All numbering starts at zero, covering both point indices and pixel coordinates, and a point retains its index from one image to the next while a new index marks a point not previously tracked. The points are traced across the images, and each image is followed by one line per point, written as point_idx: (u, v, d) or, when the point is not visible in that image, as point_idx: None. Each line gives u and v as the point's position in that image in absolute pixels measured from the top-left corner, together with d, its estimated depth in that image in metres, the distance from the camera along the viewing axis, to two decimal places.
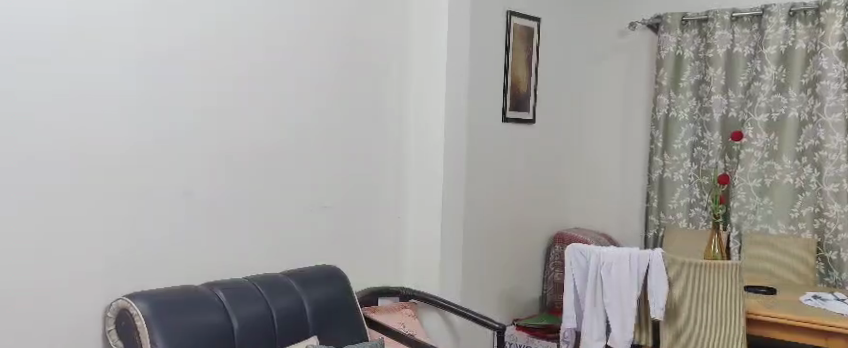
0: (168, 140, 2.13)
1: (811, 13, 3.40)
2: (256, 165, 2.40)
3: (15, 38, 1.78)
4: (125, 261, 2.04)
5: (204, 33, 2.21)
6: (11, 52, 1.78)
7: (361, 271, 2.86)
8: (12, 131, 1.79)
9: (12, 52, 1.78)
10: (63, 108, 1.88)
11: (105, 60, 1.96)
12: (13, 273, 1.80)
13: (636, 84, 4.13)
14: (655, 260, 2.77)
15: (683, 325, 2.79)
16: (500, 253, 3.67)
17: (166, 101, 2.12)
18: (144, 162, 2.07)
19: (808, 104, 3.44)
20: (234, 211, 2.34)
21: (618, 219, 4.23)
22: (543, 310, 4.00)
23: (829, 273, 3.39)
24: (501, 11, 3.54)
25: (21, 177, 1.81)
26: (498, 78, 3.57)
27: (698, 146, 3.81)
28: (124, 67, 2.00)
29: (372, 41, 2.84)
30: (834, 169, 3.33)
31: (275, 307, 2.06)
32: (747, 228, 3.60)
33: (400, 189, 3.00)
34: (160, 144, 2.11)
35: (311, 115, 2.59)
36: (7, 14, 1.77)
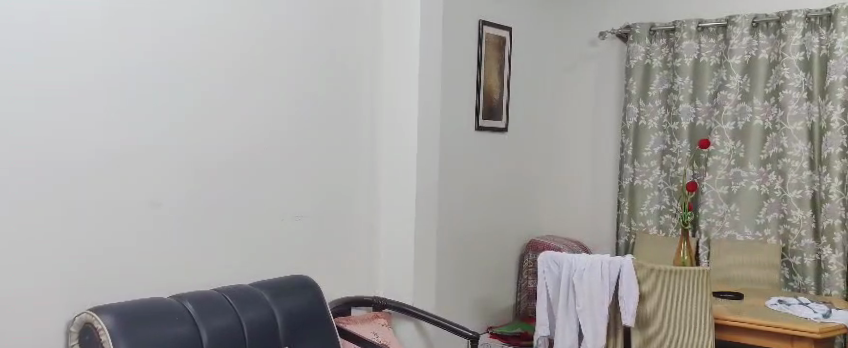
0: (150, 144, 2.13)
1: (773, 24, 3.49)
2: (232, 172, 2.39)
3: (15, 37, 1.79)
4: (120, 260, 2.05)
5: (187, 38, 2.22)
6: (11, 51, 1.79)
7: (336, 279, 2.85)
8: (11, 131, 1.79)
9: (11, 50, 1.79)
10: (63, 107, 1.90)
11: (104, 59, 1.99)
12: (13, 273, 1.80)
13: (606, 94, 4.19)
14: (626, 268, 2.79)
15: (654, 332, 2.81)
16: (474, 262, 3.68)
17: (148, 105, 2.12)
18: (130, 166, 2.07)
19: (772, 113, 3.51)
20: (211, 218, 2.33)
21: (590, 226, 4.27)
22: (517, 316, 4.03)
23: (794, 278, 3.45)
24: (473, 20, 3.59)
25: (21, 178, 1.82)
26: (471, 86, 3.61)
27: (667, 154, 3.86)
28: (111, 69, 2.01)
29: (346, 49, 2.85)
30: (797, 175, 3.40)
31: (246, 319, 2.04)
32: (715, 234, 3.67)
33: (374, 196, 3.01)
34: (144, 148, 2.11)
35: (310, 114, 2.70)
36: (7, 14, 1.78)
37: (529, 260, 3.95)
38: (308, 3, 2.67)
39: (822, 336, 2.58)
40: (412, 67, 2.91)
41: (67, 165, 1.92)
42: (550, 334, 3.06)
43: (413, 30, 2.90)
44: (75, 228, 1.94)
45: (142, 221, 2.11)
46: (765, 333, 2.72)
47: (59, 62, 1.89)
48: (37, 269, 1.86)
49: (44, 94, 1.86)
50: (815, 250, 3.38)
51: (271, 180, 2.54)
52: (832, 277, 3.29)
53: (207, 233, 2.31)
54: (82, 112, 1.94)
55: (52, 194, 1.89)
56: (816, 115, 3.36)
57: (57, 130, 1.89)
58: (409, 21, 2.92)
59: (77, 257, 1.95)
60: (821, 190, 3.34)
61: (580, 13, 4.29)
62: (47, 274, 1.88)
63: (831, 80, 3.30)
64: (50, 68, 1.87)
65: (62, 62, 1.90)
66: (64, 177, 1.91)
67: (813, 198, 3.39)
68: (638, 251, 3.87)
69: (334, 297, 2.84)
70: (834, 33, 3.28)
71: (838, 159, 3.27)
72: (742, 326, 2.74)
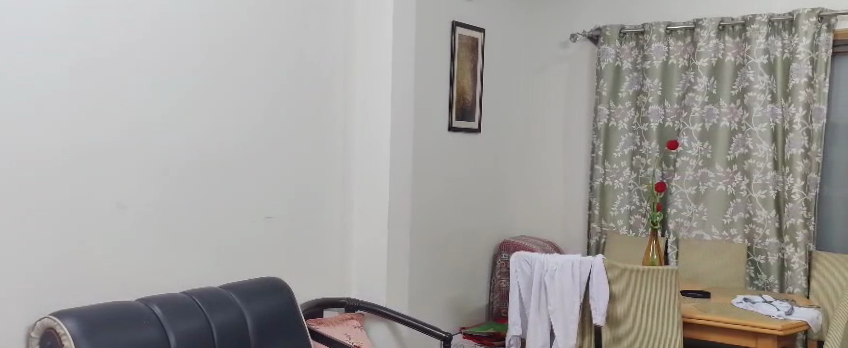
0: (119, 146, 2.09)
1: (738, 27, 3.57)
2: (200, 173, 2.36)
3: (12, 37, 1.82)
4: (103, 260, 2.06)
5: (157, 37, 2.19)
6: (11, 51, 1.82)
7: (307, 281, 2.83)
8: (12, 130, 1.82)
9: (11, 50, 1.82)
10: (62, 107, 1.94)
11: (92, 59, 2.01)
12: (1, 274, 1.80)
13: (577, 95, 4.24)
14: (596, 267, 2.82)
15: (624, 331, 2.85)
16: (447, 263, 3.69)
17: (117, 107, 2.08)
18: (111, 167, 2.07)
19: (737, 114, 3.59)
20: (178, 220, 2.29)
21: (562, 226, 4.31)
22: (491, 315, 4.06)
23: (758, 276, 3.53)
24: (446, 21, 3.60)
25: (12, 178, 1.83)
26: (444, 87, 3.62)
27: (637, 154, 3.92)
28: (99, 69, 2.03)
29: (318, 49, 2.84)
30: (761, 176, 3.48)
31: (215, 322, 2.02)
32: (683, 234, 3.73)
33: (346, 197, 3.00)
34: (113, 151, 2.07)
35: (294, 113, 2.74)
36: (7, 14, 1.81)
37: (502, 260, 3.98)
38: (280, 2, 2.65)
39: (784, 333, 2.64)
40: (384, 67, 2.91)
41: (34, 166, 1.88)
42: (522, 333, 3.09)
43: (386, 30, 2.90)
44: (61, 228, 1.95)
45: (123, 221, 2.11)
46: (730, 330, 2.77)
47: (59, 62, 1.93)
48: (4, 272, 1.81)
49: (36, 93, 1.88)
50: (778, 249, 3.46)
51: (253, 179, 2.56)
52: (794, 275, 3.37)
53: (173, 236, 2.27)
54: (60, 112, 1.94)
55: (38, 194, 1.89)
56: (780, 117, 3.44)
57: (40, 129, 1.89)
58: (381, 22, 2.92)
59: (63, 257, 1.95)
60: (784, 190, 3.42)
61: (552, 15, 4.32)
62: (37, 274, 1.89)
63: (793, 83, 3.37)
64: (50, 68, 1.91)
65: (53, 62, 1.92)
66: (34, 180, 1.88)
67: (777, 197, 3.46)
68: (608, 251, 3.92)
69: (306, 299, 2.82)
70: (796, 37, 3.36)
71: (800, 159, 3.35)
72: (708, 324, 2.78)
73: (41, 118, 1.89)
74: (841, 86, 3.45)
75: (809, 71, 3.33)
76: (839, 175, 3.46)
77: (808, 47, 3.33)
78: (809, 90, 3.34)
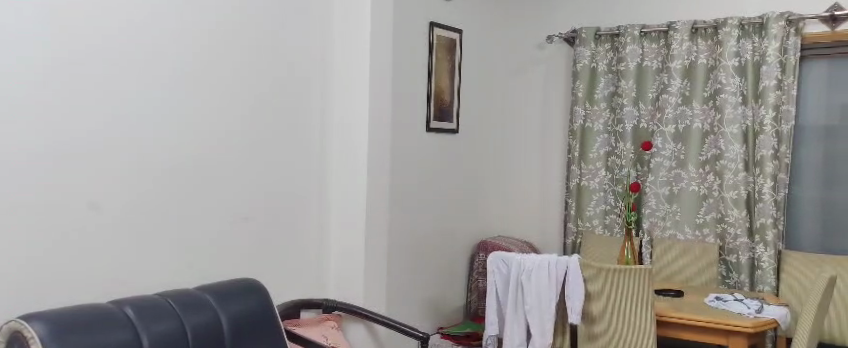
0: (92, 146, 2.06)
1: (710, 30, 3.63)
2: (175, 173, 2.33)
3: (13, 37, 1.87)
4: (75, 261, 2.03)
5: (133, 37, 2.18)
6: (11, 51, 1.86)
7: (284, 282, 2.81)
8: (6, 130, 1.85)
9: (9, 50, 1.86)
10: (57, 107, 1.97)
11: (75, 59, 2.01)
12: None
13: (554, 97, 4.28)
14: (572, 267, 2.86)
15: (600, 330, 2.87)
16: (424, 264, 3.69)
17: (90, 106, 2.05)
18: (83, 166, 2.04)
19: (710, 116, 3.65)
20: (153, 220, 2.26)
21: (539, 227, 4.34)
22: (468, 316, 4.08)
23: (730, 275, 3.59)
24: (424, 22, 3.61)
25: None
26: (422, 87, 3.62)
27: (612, 155, 3.97)
28: (80, 68, 2.02)
29: (296, 49, 2.83)
30: (733, 176, 3.54)
31: (189, 324, 2.00)
32: (657, 234, 3.79)
33: (324, 198, 2.99)
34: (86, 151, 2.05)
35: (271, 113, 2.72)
36: (7, 14, 1.86)
37: (479, 260, 4.00)
38: (257, 2, 2.63)
39: (755, 330, 2.69)
40: (362, 68, 2.91)
41: (19, 165, 1.88)
42: (499, 333, 3.12)
43: (364, 31, 2.90)
44: (32, 228, 1.92)
45: (96, 221, 2.08)
46: (702, 329, 2.81)
47: (56, 63, 1.96)
48: None
49: (23, 94, 1.89)
50: (749, 248, 3.53)
51: (229, 179, 2.54)
52: (764, 274, 3.44)
53: (147, 237, 2.24)
54: (41, 113, 1.93)
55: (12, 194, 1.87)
56: (751, 119, 3.51)
57: (22, 129, 1.89)
58: (359, 23, 2.92)
59: (35, 258, 1.93)
60: (754, 190, 3.49)
61: (530, 16, 4.35)
62: (9, 274, 1.86)
63: (763, 86, 3.45)
64: (47, 68, 1.94)
65: (50, 63, 1.95)
66: (8, 179, 1.86)
67: (747, 198, 3.53)
68: (584, 251, 3.96)
69: (283, 300, 2.80)
70: (766, 40, 3.43)
71: (770, 160, 3.42)
72: (681, 322, 2.83)
73: (27, 118, 1.90)
74: (809, 89, 3.52)
75: (778, 74, 3.40)
76: (807, 176, 3.54)
77: (777, 50, 3.40)
78: (778, 92, 3.41)
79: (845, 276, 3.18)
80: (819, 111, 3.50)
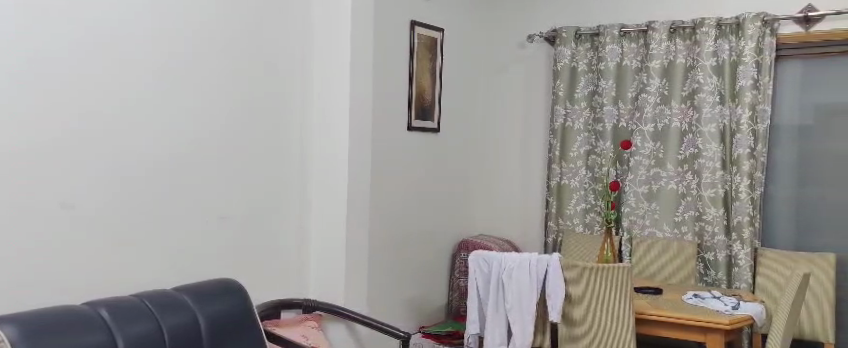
0: (67, 145, 2.04)
1: (688, 30, 3.67)
2: (151, 172, 2.30)
3: (12, 37, 1.89)
4: (51, 261, 2.00)
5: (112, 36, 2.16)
6: (10, 51, 1.89)
7: (264, 282, 2.79)
8: (9, 131, 1.89)
9: (9, 50, 1.89)
10: (52, 105, 1.99)
11: (69, 58, 2.03)
12: None
13: (535, 97, 4.29)
14: (553, 265, 2.87)
15: (580, 328, 2.88)
16: (406, 263, 3.69)
17: (68, 106, 2.04)
18: (57, 165, 2.01)
19: (688, 116, 3.68)
20: (129, 221, 2.23)
21: (521, 226, 4.35)
22: (449, 315, 4.08)
23: (708, 273, 3.63)
24: (405, 21, 3.60)
25: None
26: (402, 86, 3.62)
27: (592, 154, 3.99)
28: (69, 68, 2.04)
29: (275, 48, 2.81)
30: (711, 175, 3.58)
31: (166, 325, 1.98)
32: (636, 232, 3.82)
33: (304, 197, 2.97)
34: (62, 150, 2.02)
35: (250, 112, 2.69)
36: (7, 14, 1.88)
37: (460, 259, 4.01)
38: (236, 1, 2.61)
39: (732, 327, 2.72)
40: (342, 67, 2.90)
41: (18, 167, 1.92)
42: (480, 332, 3.13)
43: (344, 29, 2.89)
44: (8, 227, 1.90)
45: (71, 220, 2.06)
46: (681, 326, 2.84)
47: (51, 63, 1.99)
48: None
49: (22, 94, 1.92)
50: (727, 246, 3.57)
51: (207, 179, 2.51)
52: (741, 271, 3.48)
53: (123, 238, 2.21)
54: (35, 113, 1.95)
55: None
56: (728, 118, 3.55)
57: (16, 128, 1.91)
58: (339, 21, 2.90)
59: (11, 258, 1.90)
60: (731, 189, 3.53)
61: (510, 16, 4.35)
62: None
63: (740, 85, 3.49)
64: (45, 68, 1.97)
65: (46, 63, 1.98)
66: (7, 179, 1.89)
67: (725, 196, 3.57)
68: (565, 249, 3.98)
69: (262, 300, 2.78)
70: (742, 40, 3.47)
71: (746, 159, 3.47)
72: (659, 320, 2.84)
73: (26, 117, 1.93)
74: (783, 89, 3.57)
75: (755, 74, 3.44)
76: (783, 175, 3.59)
77: (754, 51, 3.44)
78: (754, 92, 3.45)
79: (818, 272, 3.24)
80: (793, 111, 3.55)
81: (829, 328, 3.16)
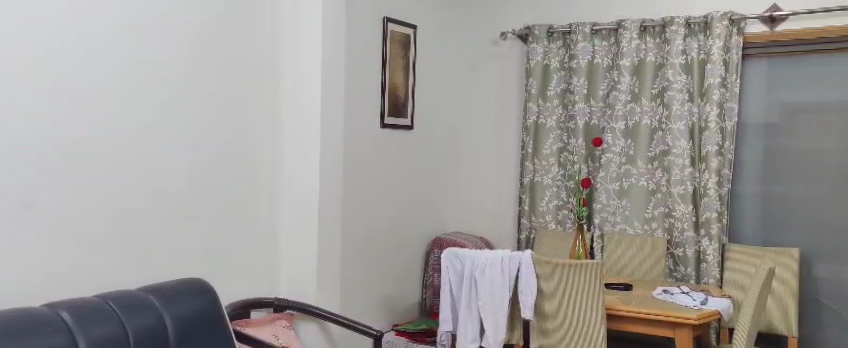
0: (28, 143, 1.99)
1: (658, 29, 3.70)
2: (115, 170, 2.25)
3: (14, 38, 1.95)
4: (14, 259, 1.96)
5: (84, 35, 2.14)
6: (12, 51, 1.94)
7: (233, 281, 2.75)
8: (10, 132, 1.94)
9: (11, 50, 1.94)
10: (45, 104, 2.03)
11: (62, 58, 2.07)
12: None
13: (507, 94, 4.30)
14: (525, 262, 2.89)
15: (551, 324, 2.90)
16: (378, 261, 3.67)
17: (44, 104, 2.03)
18: (21, 162, 1.97)
19: (658, 113, 3.72)
20: (92, 220, 2.18)
21: (493, 223, 4.35)
22: (422, 313, 4.07)
23: (677, 268, 3.68)
24: (377, 18, 3.58)
25: None
26: (375, 84, 3.60)
27: (564, 151, 4.01)
28: (61, 68, 2.07)
29: (244, 44, 2.77)
30: (680, 172, 3.62)
31: (131, 326, 1.94)
32: (608, 229, 3.86)
33: (274, 195, 2.94)
34: (29, 147, 1.99)
35: (217, 108, 2.65)
36: (7, 16, 1.93)
37: (434, 257, 4.00)
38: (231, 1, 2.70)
39: (700, 322, 2.75)
40: (312, 63, 2.87)
41: (13, 167, 1.95)
42: (453, 329, 3.13)
43: (315, 26, 2.85)
44: None
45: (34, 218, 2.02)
46: (650, 322, 2.86)
47: (47, 63, 2.03)
48: None
49: (23, 93, 1.97)
50: (696, 242, 3.61)
51: (174, 177, 2.46)
52: (709, 267, 3.54)
53: (85, 237, 2.16)
54: (34, 113, 2.00)
55: None
56: (697, 116, 3.59)
57: (17, 130, 1.96)
58: (310, 17, 2.87)
59: None
60: (700, 185, 3.58)
61: (483, 13, 4.36)
62: None
63: (709, 83, 3.54)
64: (44, 68, 2.03)
65: (43, 62, 2.02)
66: (6, 177, 1.94)
67: (693, 192, 3.62)
68: (538, 246, 4.00)
69: (232, 300, 2.74)
70: (710, 39, 3.52)
71: (714, 156, 3.52)
72: (629, 316, 2.87)
73: (26, 116, 1.98)
74: (750, 88, 3.63)
75: (722, 72, 3.50)
76: (749, 172, 3.66)
77: (721, 49, 3.50)
78: (722, 90, 3.50)
79: (783, 266, 3.30)
80: (760, 110, 3.61)
81: (794, 322, 3.21)
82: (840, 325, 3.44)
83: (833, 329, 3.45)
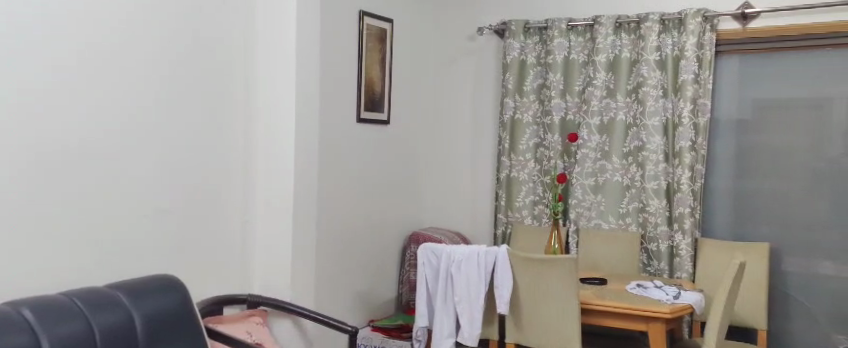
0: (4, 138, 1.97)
1: (633, 25, 3.73)
2: (78, 165, 2.19)
3: (13, 39, 1.99)
4: None
5: (61, 31, 2.12)
6: (10, 50, 1.98)
7: (204, 278, 2.70)
8: (8, 132, 1.98)
9: (12, 50, 1.99)
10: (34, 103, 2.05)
11: (52, 58, 2.10)
12: None
13: (484, 90, 4.30)
14: (501, 257, 2.89)
15: (525, 319, 2.91)
16: (354, 257, 3.65)
17: (20, 99, 2.01)
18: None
19: (633, 109, 3.75)
20: (57, 216, 2.13)
21: (470, 218, 4.35)
22: (398, 308, 4.05)
23: (651, 263, 3.71)
24: (352, 11, 3.55)
25: None
26: (350, 78, 3.57)
27: (541, 147, 4.02)
28: (51, 68, 2.09)
29: (215, 36, 2.72)
30: (654, 167, 3.65)
31: (97, 324, 1.89)
32: (583, 223, 3.88)
33: (247, 190, 2.89)
34: (21, 145, 2.02)
35: (188, 102, 2.60)
36: (7, 15, 1.97)
37: (410, 252, 3.99)
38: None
39: (673, 316, 2.77)
40: (286, 57, 2.82)
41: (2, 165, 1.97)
42: (429, 324, 3.12)
43: (288, 18, 2.81)
44: None
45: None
46: (623, 316, 2.88)
47: (38, 61, 2.06)
48: None
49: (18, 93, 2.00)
50: (669, 236, 3.65)
51: (142, 171, 2.41)
52: (682, 261, 3.57)
53: (49, 234, 2.11)
54: (25, 111, 2.02)
55: None
56: (671, 112, 3.63)
57: (17, 128, 2.00)
58: (283, 9, 2.82)
59: None
60: (673, 180, 3.61)
61: (460, 8, 4.34)
62: None
63: (682, 79, 3.56)
64: (38, 68, 2.06)
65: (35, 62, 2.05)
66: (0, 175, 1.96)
67: (667, 188, 3.65)
68: (514, 240, 4.01)
69: (203, 297, 2.70)
70: (684, 35, 3.55)
71: (687, 152, 3.55)
72: (602, 310, 2.89)
73: (18, 114, 2.01)
74: (723, 84, 3.67)
75: (695, 69, 3.53)
76: (722, 168, 3.70)
77: (695, 46, 3.52)
78: (695, 86, 3.54)
79: (754, 261, 3.34)
80: (732, 106, 3.66)
81: (763, 315, 3.26)
82: (808, 319, 3.49)
83: (802, 323, 3.51)
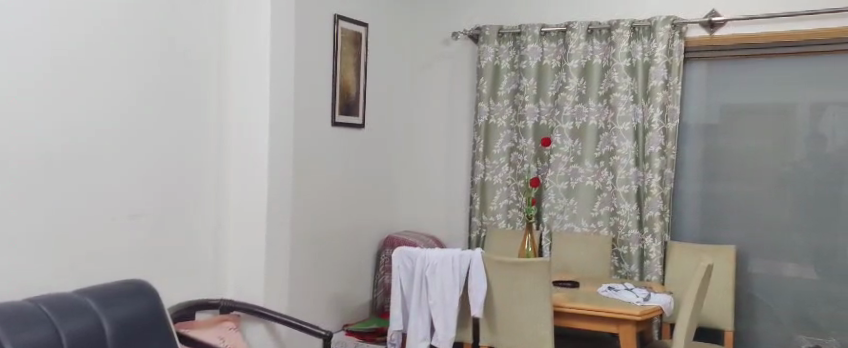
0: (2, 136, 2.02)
1: (605, 31, 3.79)
2: (48, 166, 2.16)
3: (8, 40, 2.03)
4: None
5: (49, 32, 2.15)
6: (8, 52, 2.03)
7: (176, 282, 2.67)
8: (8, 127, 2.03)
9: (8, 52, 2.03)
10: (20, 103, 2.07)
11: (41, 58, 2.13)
12: None
13: (459, 95, 4.32)
14: (475, 261, 2.91)
15: (499, 322, 2.93)
16: (328, 261, 3.63)
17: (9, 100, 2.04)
18: None
19: (604, 114, 3.81)
20: (28, 220, 2.10)
21: (444, 222, 4.36)
22: (373, 313, 4.05)
23: (622, 265, 3.76)
24: (327, 15, 3.55)
25: None
26: (325, 82, 3.57)
27: (514, 151, 4.05)
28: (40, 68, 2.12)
29: (189, 40, 2.70)
30: (625, 171, 3.71)
31: (65, 331, 1.86)
32: (556, 227, 3.92)
33: (220, 193, 2.87)
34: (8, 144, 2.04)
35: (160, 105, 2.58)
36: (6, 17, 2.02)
37: (385, 256, 3.99)
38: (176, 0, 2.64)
39: (643, 318, 2.81)
40: (258, 60, 2.80)
41: None
42: (403, 328, 3.13)
43: (262, 21, 2.79)
44: None
45: None
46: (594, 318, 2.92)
47: (28, 62, 2.09)
48: None
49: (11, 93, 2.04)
50: (639, 239, 3.70)
51: (113, 174, 2.38)
52: (652, 264, 3.64)
53: (20, 238, 2.08)
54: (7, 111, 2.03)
55: None
56: (641, 117, 3.68)
57: (17, 124, 2.06)
58: (257, 13, 2.80)
59: None
60: (644, 185, 3.67)
61: (435, 13, 4.36)
62: None
63: (652, 85, 3.63)
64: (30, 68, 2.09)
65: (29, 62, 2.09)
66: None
67: (638, 191, 3.71)
68: (488, 244, 4.03)
69: (175, 302, 2.67)
70: (654, 42, 3.62)
71: (657, 156, 3.61)
72: (574, 312, 2.92)
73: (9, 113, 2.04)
74: (692, 90, 3.74)
75: (665, 75, 3.59)
76: (691, 172, 3.77)
77: (665, 52, 3.59)
78: (665, 92, 3.60)
79: (722, 263, 3.41)
80: (701, 111, 3.73)
81: (730, 316, 3.32)
82: (773, 320, 3.57)
83: (767, 323, 3.59)
